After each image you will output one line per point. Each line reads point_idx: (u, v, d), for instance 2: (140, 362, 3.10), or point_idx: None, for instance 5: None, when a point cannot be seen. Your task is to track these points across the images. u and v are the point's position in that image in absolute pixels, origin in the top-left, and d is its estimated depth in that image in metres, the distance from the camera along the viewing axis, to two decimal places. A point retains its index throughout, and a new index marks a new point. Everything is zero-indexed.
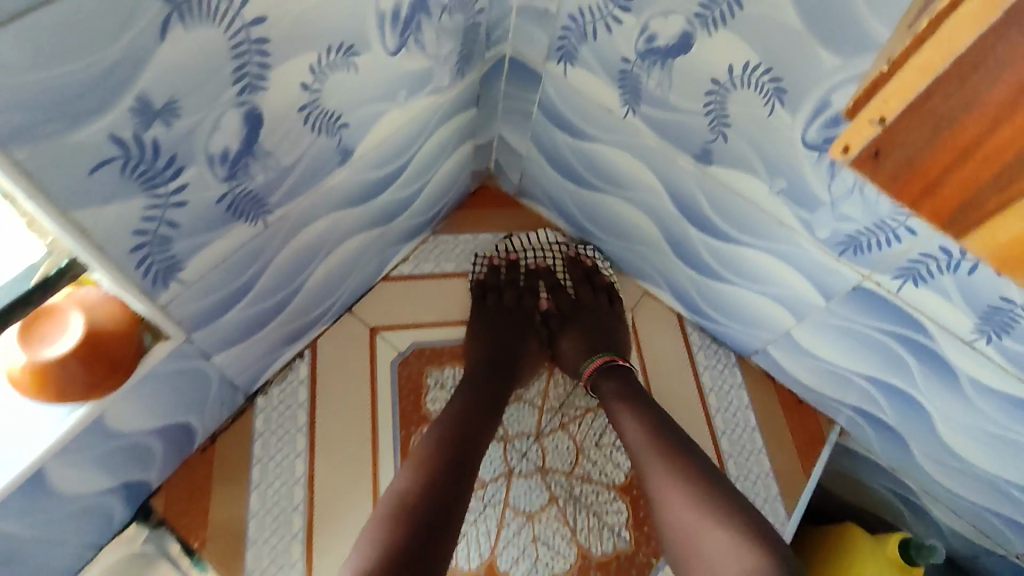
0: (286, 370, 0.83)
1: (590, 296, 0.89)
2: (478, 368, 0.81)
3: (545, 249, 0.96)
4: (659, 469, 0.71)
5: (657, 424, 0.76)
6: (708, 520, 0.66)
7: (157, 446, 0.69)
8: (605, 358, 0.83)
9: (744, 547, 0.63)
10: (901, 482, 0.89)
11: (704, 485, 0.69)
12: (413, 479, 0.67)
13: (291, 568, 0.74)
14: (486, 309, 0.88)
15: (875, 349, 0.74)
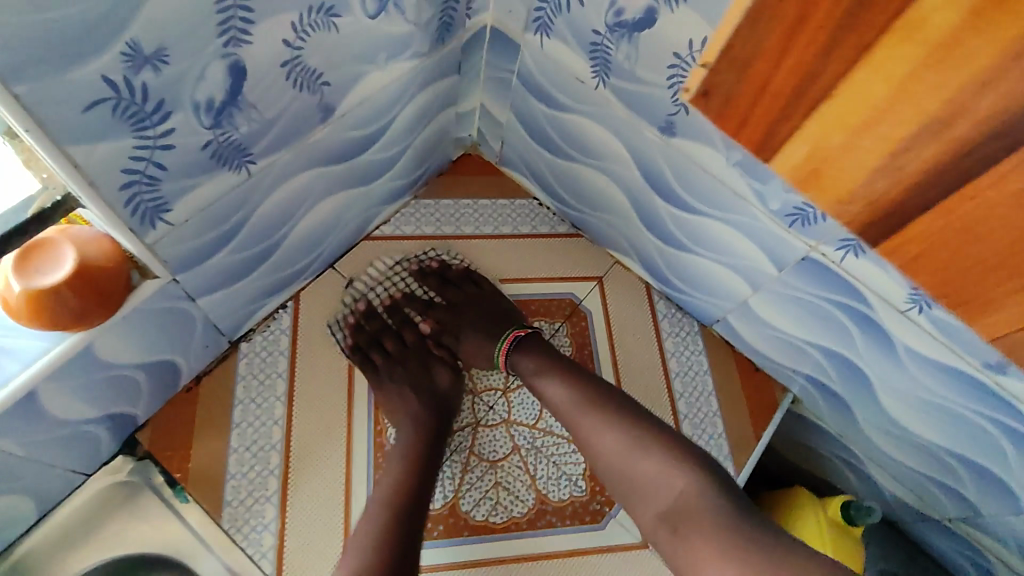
0: (269, 319, 0.87)
1: (455, 294, 0.89)
2: (417, 412, 0.80)
3: (390, 277, 0.92)
4: (590, 423, 0.74)
5: (581, 381, 0.78)
6: (640, 459, 0.70)
7: (143, 380, 0.74)
8: (518, 332, 0.82)
9: (673, 471, 0.69)
10: (846, 449, 0.95)
11: (632, 426, 0.73)
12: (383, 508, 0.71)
13: (268, 501, 0.78)
14: (386, 362, 0.85)
15: (822, 318, 0.79)
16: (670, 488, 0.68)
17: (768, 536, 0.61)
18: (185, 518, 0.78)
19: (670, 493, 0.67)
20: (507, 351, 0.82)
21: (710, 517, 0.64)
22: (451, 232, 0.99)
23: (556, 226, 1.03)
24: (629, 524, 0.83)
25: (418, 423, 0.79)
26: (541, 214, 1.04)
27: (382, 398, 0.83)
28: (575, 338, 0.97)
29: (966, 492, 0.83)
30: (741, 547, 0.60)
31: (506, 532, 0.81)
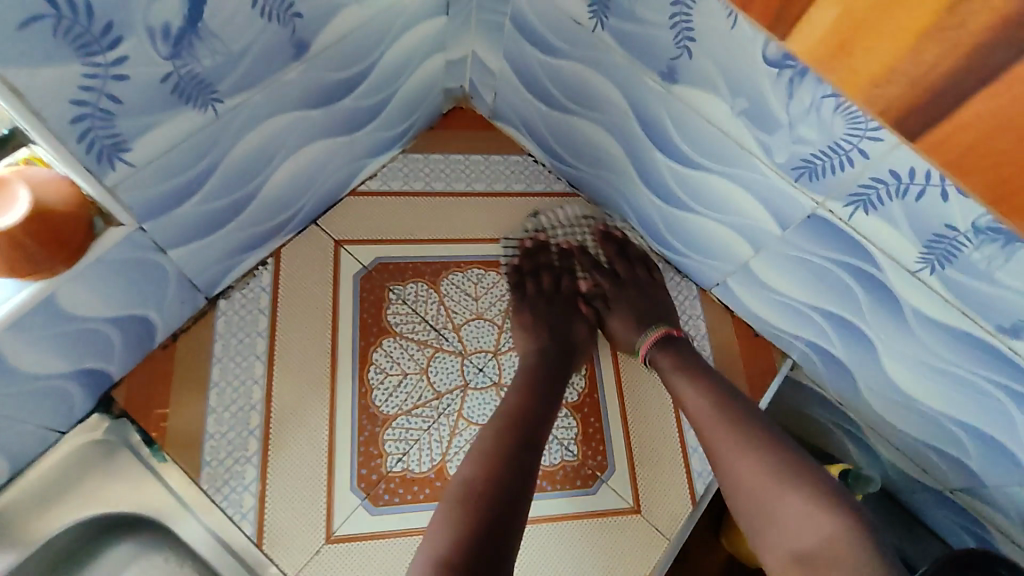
0: (249, 276, 0.84)
1: (628, 271, 0.86)
2: (551, 355, 0.79)
3: (574, 225, 0.94)
4: (731, 438, 0.69)
5: (728, 393, 0.73)
6: (787, 492, 0.64)
7: (115, 335, 0.71)
8: (663, 331, 0.80)
9: (825, 516, 0.61)
10: (847, 418, 0.92)
11: (778, 454, 0.67)
12: (482, 461, 0.66)
13: (247, 462, 0.75)
14: (527, 295, 0.86)
15: (826, 280, 0.75)
16: (819, 534, 0.60)
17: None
18: (160, 479, 0.75)
19: (817, 538, 0.60)
20: (648, 348, 0.79)
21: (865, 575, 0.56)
22: (441, 188, 0.95)
23: (550, 183, 0.98)
24: (621, 490, 0.80)
25: (537, 363, 0.78)
26: (535, 171, 0.99)
27: (517, 322, 0.84)
28: None
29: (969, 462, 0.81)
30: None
31: None
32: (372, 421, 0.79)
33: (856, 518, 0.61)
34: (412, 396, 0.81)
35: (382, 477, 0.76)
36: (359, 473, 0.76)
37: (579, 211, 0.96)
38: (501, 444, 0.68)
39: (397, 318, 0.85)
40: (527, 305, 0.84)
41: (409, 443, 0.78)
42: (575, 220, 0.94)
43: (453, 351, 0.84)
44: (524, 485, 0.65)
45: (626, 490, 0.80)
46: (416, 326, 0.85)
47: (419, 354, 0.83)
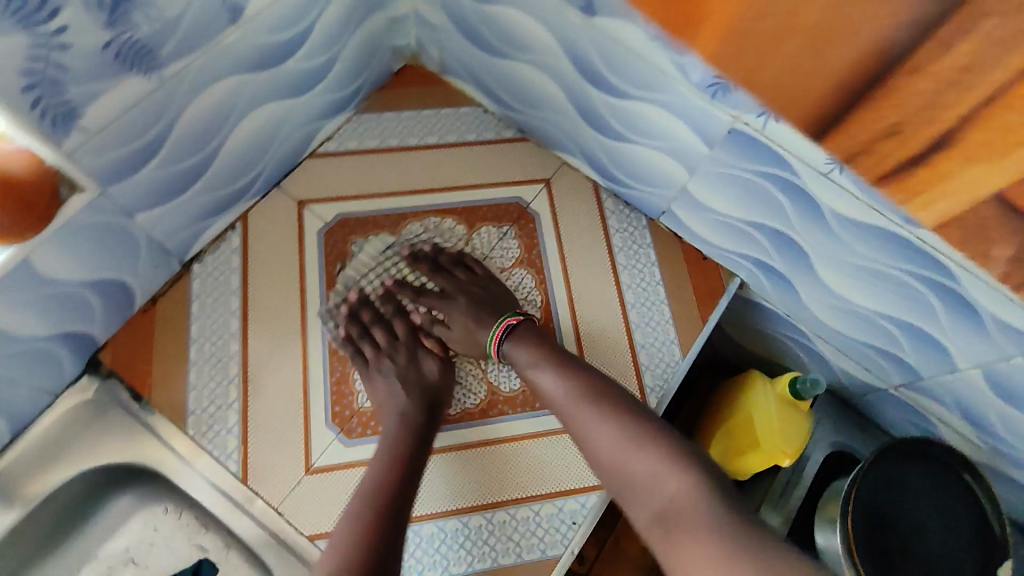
0: (219, 240, 0.89)
1: (449, 279, 0.88)
2: (409, 410, 0.80)
3: (381, 262, 0.91)
4: (588, 418, 0.74)
5: (583, 379, 0.77)
6: (637, 458, 0.70)
7: (94, 299, 0.76)
8: (511, 319, 0.82)
9: (669, 469, 0.68)
10: (796, 329, 0.98)
11: (626, 424, 0.72)
12: (343, 553, 0.66)
13: (229, 408, 0.82)
14: (369, 363, 0.84)
15: (755, 193, 0.80)
16: (667, 489, 0.67)
17: (755, 546, 0.59)
18: (154, 430, 0.81)
19: (665, 494, 0.67)
20: (500, 341, 0.82)
21: (706, 519, 0.63)
22: (396, 144, 0.99)
23: (501, 131, 1.03)
24: None
25: (407, 420, 0.79)
26: (486, 121, 1.03)
27: (371, 393, 0.83)
28: (523, 239, 0.97)
29: (906, 356, 0.87)
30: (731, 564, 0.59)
31: (458, 422, 0.85)
32: (343, 362, 0.86)
33: (696, 465, 0.68)
34: None
35: (354, 412, 0.84)
36: (334, 410, 0.83)
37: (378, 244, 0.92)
38: (361, 529, 0.68)
39: (361, 269, 0.91)
40: (372, 373, 0.83)
41: None
42: (377, 257, 0.92)
43: None
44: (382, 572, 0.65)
45: None
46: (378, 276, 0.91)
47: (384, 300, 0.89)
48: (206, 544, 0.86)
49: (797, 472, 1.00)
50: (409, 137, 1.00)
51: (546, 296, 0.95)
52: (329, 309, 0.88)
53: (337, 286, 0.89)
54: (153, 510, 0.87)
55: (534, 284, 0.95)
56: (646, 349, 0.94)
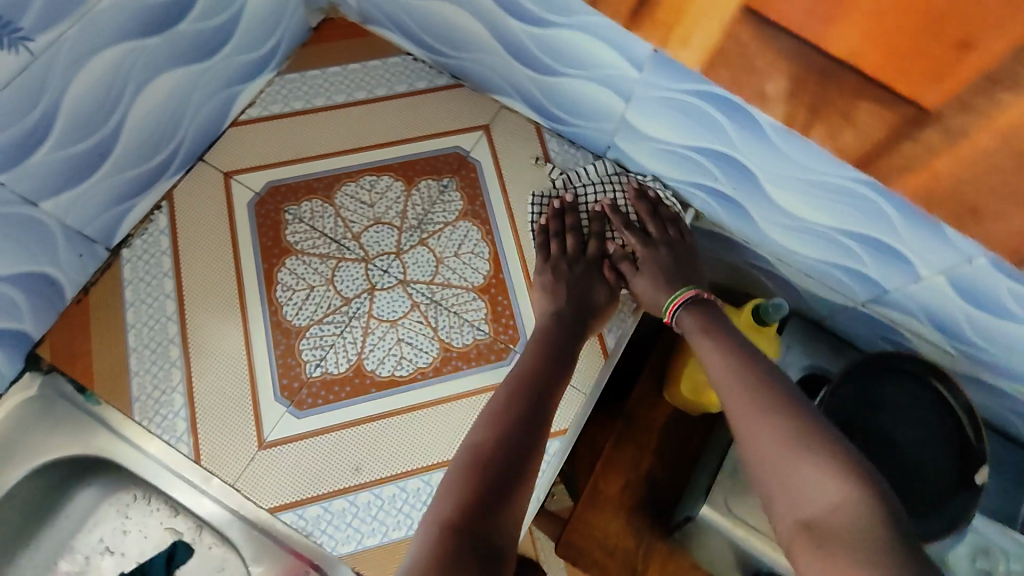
0: (146, 221, 0.85)
1: (659, 232, 0.83)
2: (567, 319, 0.79)
3: (604, 183, 0.89)
4: (746, 399, 0.62)
5: (759, 361, 0.66)
6: (805, 459, 0.56)
7: (16, 294, 0.73)
8: (690, 293, 0.76)
9: (839, 476, 0.54)
10: (758, 255, 0.95)
11: (799, 415, 0.59)
12: (493, 426, 0.64)
13: (174, 391, 0.79)
14: (549, 255, 0.85)
15: (692, 115, 0.75)
16: (832, 499, 0.53)
17: None
18: (103, 421, 0.80)
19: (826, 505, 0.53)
20: (677, 311, 0.76)
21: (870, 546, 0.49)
22: (322, 104, 0.94)
23: (433, 79, 0.96)
24: None
25: (553, 322, 0.79)
26: (416, 69, 0.97)
27: (544, 282, 0.83)
28: (465, 189, 0.92)
29: (869, 271, 0.84)
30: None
31: (412, 383, 0.82)
32: (286, 335, 0.83)
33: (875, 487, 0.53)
34: (321, 306, 0.84)
35: (303, 383, 0.81)
36: (282, 383, 0.80)
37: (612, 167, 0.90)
38: (511, 409, 0.66)
39: (297, 237, 0.87)
40: (549, 266, 0.84)
41: (324, 349, 0.82)
42: (603, 176, 0.90)
43: (356, 258, 0.87)
44: (529, 449, 0.63)
45: None
46: (316, 241, 0.87)
47: (323, 267, 0.86)
48: (177, 528, 0.86)
49: None
50: (334, 95, 0.94)
51: (493, 246, 0.89)
52: (541, 200, 0.89)
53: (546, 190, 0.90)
54: (122, 498, 0.86)
55: (480, 235, 0.90)
56: None
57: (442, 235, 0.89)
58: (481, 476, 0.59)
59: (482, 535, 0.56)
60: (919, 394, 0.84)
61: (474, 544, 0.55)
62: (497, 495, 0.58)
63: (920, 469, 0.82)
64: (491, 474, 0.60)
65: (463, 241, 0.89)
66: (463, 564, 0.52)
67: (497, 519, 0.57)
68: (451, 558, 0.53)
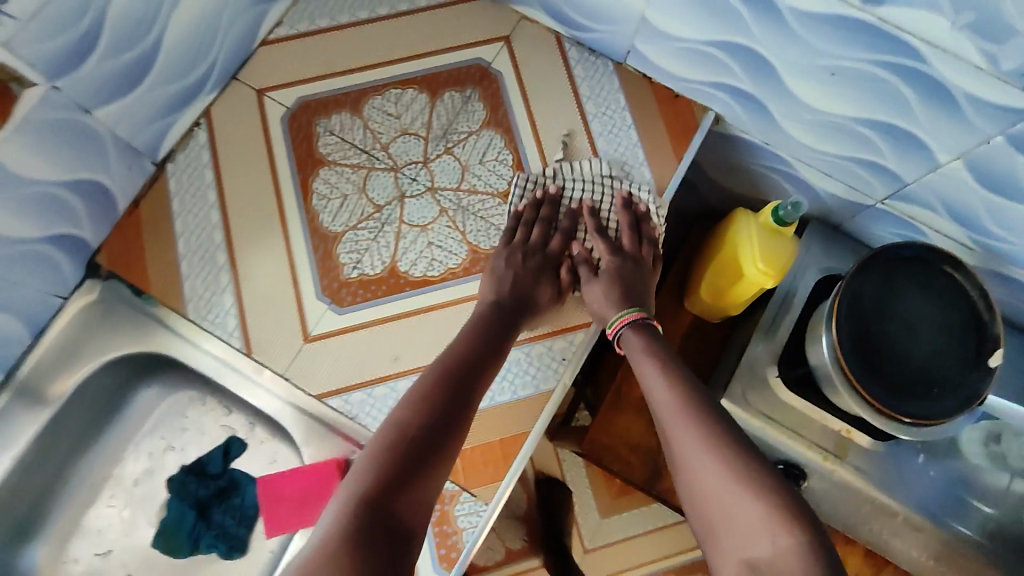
0: (187, 138, 0.90)
1: (631, 249, 0.85)
2: (505, 307, 0.80)
3: (592, 183, 0.90)
4: (690, 433, 0.65)
5: (695, 389, 0.69)
6: (742, 497, 0.60)
7: (75, 201, 0.79)
8: (636, 314, 0.78)
9: (777, 525, 0.58)
10: (778, 157, 0.97)
11: (739, 453, 0.63)
12: (419, 407, 0.65)
13: (223, 292, 0.85)
14: (513, 243, 0.85)
15: (712, 8, 0.77)
16: (774, 545, 0.57)
17: None
18: (160, 321, 0.86)
19: (770, 551, 0.57)
20: (619, 330, 0.77)
21: None
22: (347, 20, 0.96)
23: None
24: None
25: (491, 310, 0.79)
26: None
27: (500, 274, 0.83)
28: (488, 100, 0.94)
29: (888, 164, 0.86)
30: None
31: (444, 282, 0.87)
32: (324, 240, 0.87)
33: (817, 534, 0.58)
34: (355, 212, 0.89)
35: (343, 283, 0.86)
36: (323, 283, 0.86)
37: (601, 167, 0.90)
38: (436, 390, 0.67)
39: (329, 148, 0.91)
40: (510, 254, 0.84)
41: (360, 252, 0.87)
42: (597, 176, 0.90)
43: (386, 167, 0.91)
44: (448, 435, 0.64)
45: None
46: (347, 152, 0.91)
47: (355, 176, 0.90)
48: (232, 425, 0.93)
49: (786, 300, 1.02)
50: (358, 11, 0.96)
51: (517, 153, 0.92)
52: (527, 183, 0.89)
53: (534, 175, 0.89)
54: (184, 398, 0.94)
55: (504, 143, 0.93)
56: None
57: (467, 144, 0.92)
58: (399, 455, 0.61)
59: (393, 514, 0.58)
60: (948, 291, 0.87)
61: (385, 524, 0.56)
62: (412, 474, 0.60)
63: (933, 359, 0.85)
64: (409, 452, 0.61)
65: (487, 149, 0.92)
66: (373, 542, 0.55)
67: (412, 500, 0.59)
68: (361, 534, 0.55)
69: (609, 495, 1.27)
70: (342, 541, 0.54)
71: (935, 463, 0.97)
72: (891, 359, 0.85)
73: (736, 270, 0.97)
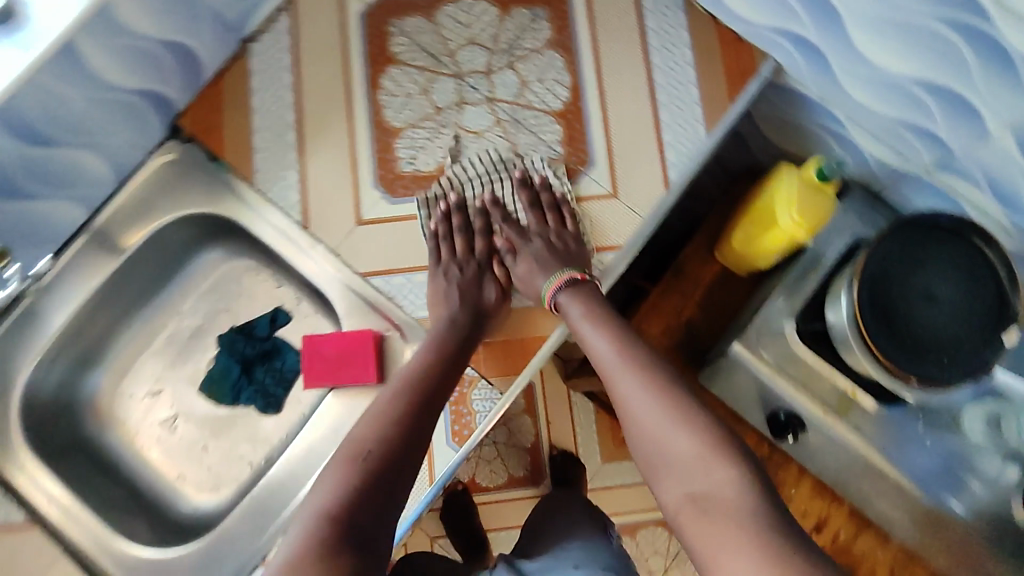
0: (271, 21, 0.96)
1: (540, 224, 0.92)
2: (462, 321, 0.85)
3: (487, 176, 0.95)
4: (629, 383, 0.72)
5: (635, 344, 0.77)
6: (676, 434, 0.67)
7: (168, 62, 0.86)
8: (569, 275, 0.85)
9: (709, 461, 0.65)
10: (829, 113, 1.01)
11: (674, 401, 0.70)
12: (378, 425, 0.71)
13: (289, 167, 0.92)
14: (441, 259, 0.90)
15: None
16: (710, 479, 0.64)
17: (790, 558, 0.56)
18: (228, 186, 0.94)
19: (707, 481, 0.63)
20: (557, 292, 0.85)
21: (745, 515, 0.60)
22: None
23: None
24: (600, 179, 0.93)
25: (451, 331, 0.84)
26: None
27: (432, 296, 0.88)
28: (555, 22, 0.98)
29: (939, 131, 0.87)
30: (757, 551, 0.56)
31: None
32: (386, 133, 0.94)
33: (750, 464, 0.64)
34: (417, 111, 0.94)
35: (398, 175, 0.92)
36: (380, 173, 0.92)
37: (492, 153, 0.95)
38: (395, 408, 0.74)
39: (401, 48, 0.96)
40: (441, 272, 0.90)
41: (417, 149, 0.93)
42: (489, 168, 0.95)
43: (450, 73, 0.96)
44: (410, 450, 0.71)
45: (605, 179, 0.93)
46: (416, 54, 0.96)
47: (421, 78, 0.95)
48: (281, 296, 1.01)
49: (812, 264, 1.02)
50: None
51: (575, 76, 0.96)
52: (429, 202, 0.92)
53: (433, 189, 0.93)
54: (240, 265, 1.02)
55: (564, 65, 0.96)
56: (671, 128, 0.95)
57: (529, 61, 0.96)
58: (361, 469, 0.67)
59: (361, 525, 0.63)
60: (975, 258, 0.89)
61: (353, 533, 0.62)
62: (378, 485, 0.66)
63: (955, 335, 0.87)
64: (372, 466, 0.67)
65: (548, 68, 0.96)
66: (341, 551, 0.60)
67: (376, 509, 0.65)
68: (332, 544, 0.60)
69: (613, 445, 1.31)
70: (312, 554, 0.59)
71: (931, 433, 0.99)
72: (906, 323, 0.87)
73: (769, 220, 1.01)
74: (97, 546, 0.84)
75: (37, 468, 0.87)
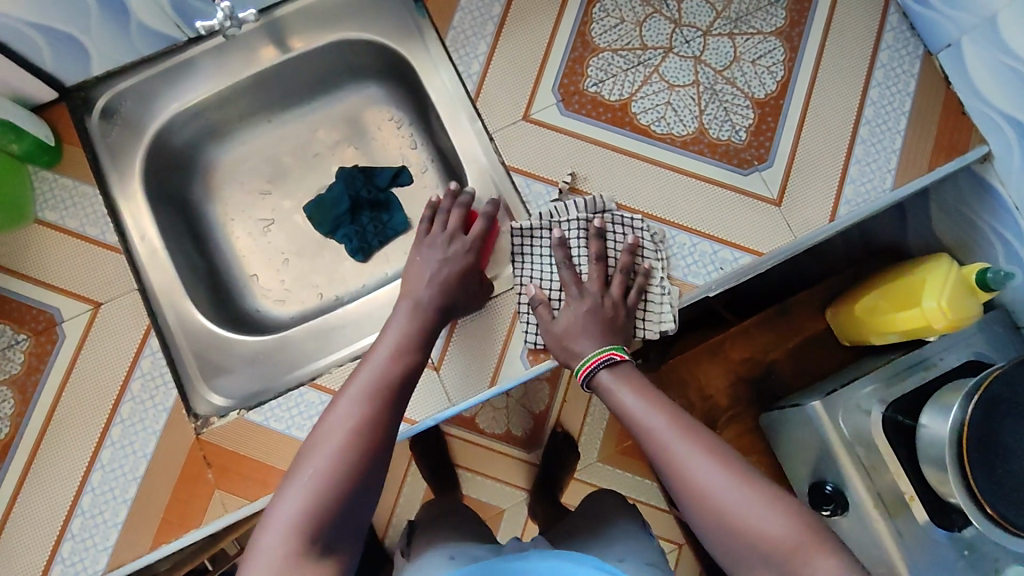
0: None
1: (599, 284, 0.82)
2: (424, 309, 0.80)
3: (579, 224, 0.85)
4: (691, 453, 0.65)
5: (681, 415, 0.69)
6: (758, 511, 0.61)
7: None
8: (610, 354, 0.75)
9: (804, 543, 0.59)
10: (1016, 225, 0.93)
11: (745, 474, 0.64)
12: (355, 426, 0.64)
13: (481, 39, 0.91)
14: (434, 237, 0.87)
15: None
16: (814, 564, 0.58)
17: None
18: (419, 32, 0.93)
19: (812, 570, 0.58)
20: (594, 369, 0.75)
21: None
22: None
23: None
24: (770, 183, 0.88)
25: (416, 324, 0.78)
26: None
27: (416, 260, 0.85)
28: (792, 14, 0.94)
29: None
30: None
31: (661, 142, 0.89)
32: (584, 47, 0.91)
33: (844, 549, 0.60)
34: (623, 39, 0.91)
35: (578, 90, 0.90)
36: (563, 81, 0.90)
37: (597, 203, 0.86)
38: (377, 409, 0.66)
39: None
40: (425, 237, 0.87)
41: (608, 74, 0.90)
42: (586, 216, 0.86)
43: (670, 17, 0.92)
44: (387, 464, 0.65)
45: (774, 185, 0.89)
46: None
47: (640, 10, 0.92)
48: (409, 158, 1.01)
49: (926, 363, 0.95)
50: None
51: (788, 73, 0.92)
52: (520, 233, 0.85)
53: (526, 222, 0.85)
54: (387, 112, 1.02)
55: (782, 58, 0.93)
56: (859, 164, 0.90)
57: (751, 40, 0.93)
58: (337, 478, 0.60)
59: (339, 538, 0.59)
60: None
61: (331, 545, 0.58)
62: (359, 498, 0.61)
63: None
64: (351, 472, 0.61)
65: (765, 55, 0.92)
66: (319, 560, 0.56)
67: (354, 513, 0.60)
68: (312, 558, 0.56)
69: (616, 447, 1.23)
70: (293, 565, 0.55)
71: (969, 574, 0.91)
72: (1004, 459, 0.81)
73: (908, 300, 0.95)
74: (165, 297, 0.86)
75: (141, 206, 0.89)
